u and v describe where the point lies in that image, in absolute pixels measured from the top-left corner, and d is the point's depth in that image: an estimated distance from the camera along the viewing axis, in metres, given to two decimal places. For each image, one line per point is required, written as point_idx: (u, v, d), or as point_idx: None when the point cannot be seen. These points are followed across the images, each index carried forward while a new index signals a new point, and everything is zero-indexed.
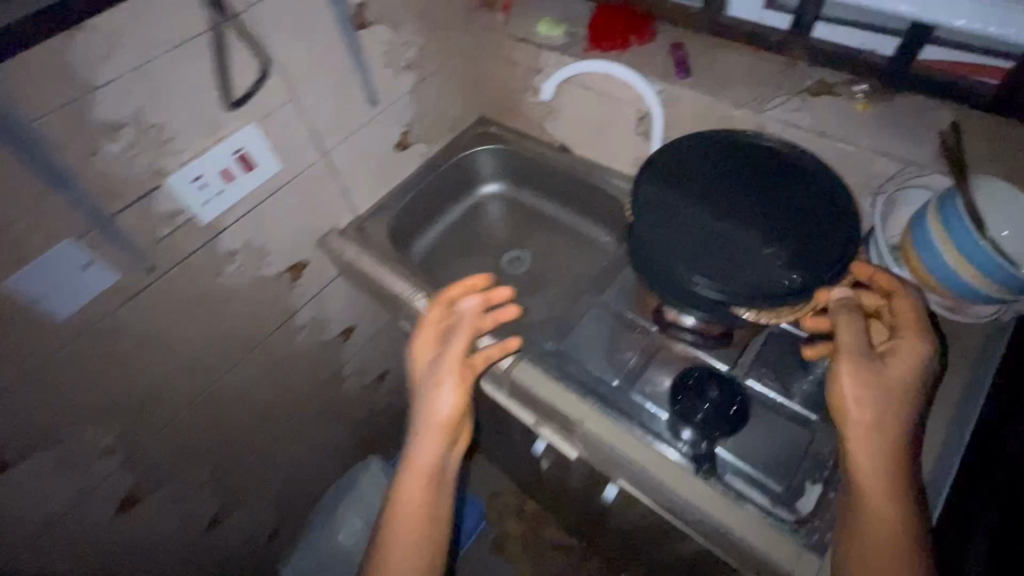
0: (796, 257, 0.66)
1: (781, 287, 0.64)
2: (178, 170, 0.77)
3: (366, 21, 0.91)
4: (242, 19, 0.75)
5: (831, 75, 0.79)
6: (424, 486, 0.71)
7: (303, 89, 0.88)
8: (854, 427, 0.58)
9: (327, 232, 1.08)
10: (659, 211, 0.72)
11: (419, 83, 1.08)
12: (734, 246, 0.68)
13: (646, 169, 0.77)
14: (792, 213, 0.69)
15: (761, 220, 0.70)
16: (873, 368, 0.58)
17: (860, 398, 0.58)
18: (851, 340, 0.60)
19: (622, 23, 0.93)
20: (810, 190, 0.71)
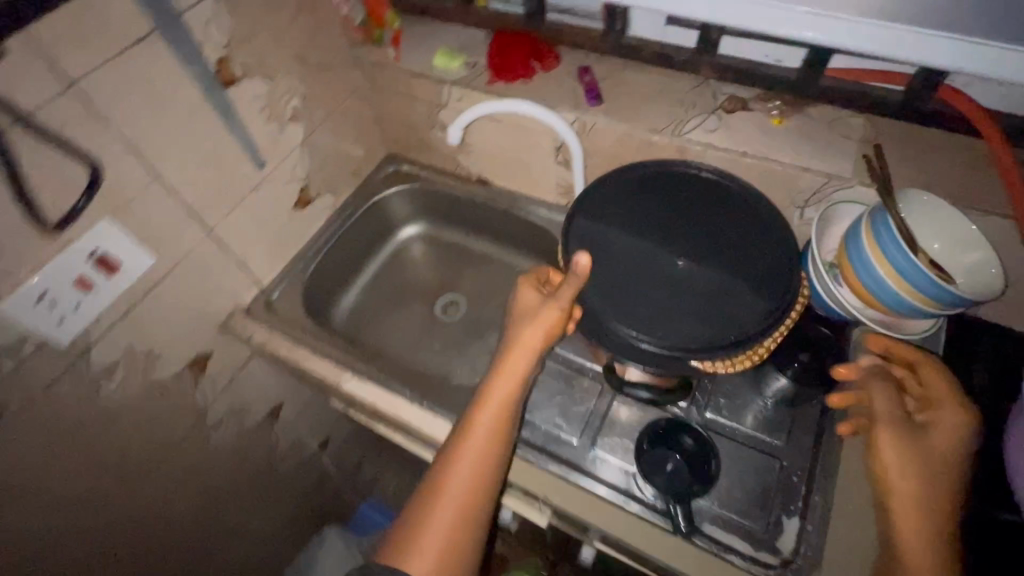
0: (736, 299, 0.63)
1: (725, 334, 0.61)
2: (13, 295, 0.62)
3: (234, 76, 0.78)
4: (67, 100, 0.61)
5: (742, 91, 0.77)
6: (459, 501, 0.63)
7: (167, 165, 0.74)
8: (897, 502, 0.55)
9: (230, 314, 0.95)
10: (596, 255, 0.67)
11: (311, 132, 0.96)
12: (675, 289, 0.64)
13: (577, 209, 0.71)
14: (731, 248, 0.67)
15: (701, 258, 0.66)
16: (912, 440, 0.57)
17: (903, 471, 0.56)
18: (886, 409, 0.59)
19: (525, 50, 0.87)
20: (746, 220, 0.69)
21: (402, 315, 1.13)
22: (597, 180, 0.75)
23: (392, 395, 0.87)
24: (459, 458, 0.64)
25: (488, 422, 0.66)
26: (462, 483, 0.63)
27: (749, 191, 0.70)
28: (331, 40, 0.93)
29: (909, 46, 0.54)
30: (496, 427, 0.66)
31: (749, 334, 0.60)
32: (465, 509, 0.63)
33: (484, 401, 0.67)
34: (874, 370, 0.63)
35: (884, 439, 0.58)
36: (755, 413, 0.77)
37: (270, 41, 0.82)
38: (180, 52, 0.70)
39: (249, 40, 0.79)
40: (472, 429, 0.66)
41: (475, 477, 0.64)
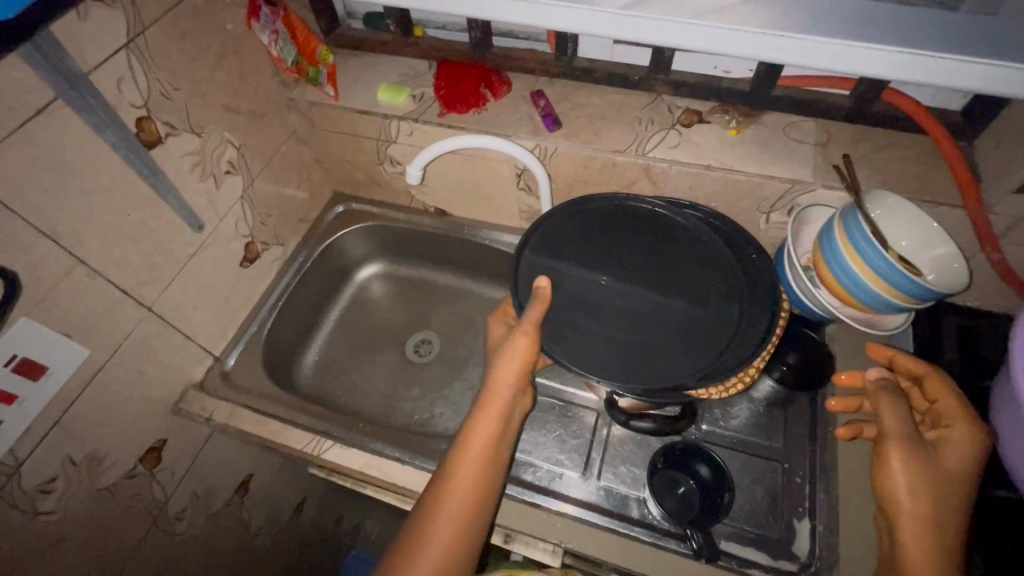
0: (698, 330, 0.65)
1: (688, 367, 0.62)
2: None
3: (158, 134, 0.70)
4: None
5: (697, 104, 0.78)
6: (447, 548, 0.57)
7: (91, 244, 0.65)
8: (906, 517, 0.56)
9: (182, 393, 0.85)
10: (560, 299, 0.68)
11: (250, 182, 0.89)
12: (641, 328, 0.66)
13: (535, 250, 0.71)
14: (687, 279, 0.69)
15: (660, 292, 0.68)
16: (923, 458, 0.57)
17: (916, 489, 0.56)
18: (898, 424, 0.60)
19: (472, 79, 0.84)
20: (698, 248, 0.71)
21: (372, 363, 1.06)
22: (552, 211, 0.74)
23: (378, 458, 0.81)
24: (459, 465, 0.61)
25: (487, 425, 0.62)
26: (462, 494, 0.59)
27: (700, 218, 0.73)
28: (262, 83, 0.86)
29: (863, 60, 0.54)
30: (497, 430, 0.62)
31: (715, 364, 0.62)
32: (465, 520, 0.59)
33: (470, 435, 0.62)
34: (882, 383, 0.64)
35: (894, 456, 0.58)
36: (750, 418, 0.78)
37: (194, 92, 0.74)
38: (94, 116, 0.62)
39: (171, 93, 0.71)
40: (472, 435, 0.62)
41: (475, 486, 0.60)
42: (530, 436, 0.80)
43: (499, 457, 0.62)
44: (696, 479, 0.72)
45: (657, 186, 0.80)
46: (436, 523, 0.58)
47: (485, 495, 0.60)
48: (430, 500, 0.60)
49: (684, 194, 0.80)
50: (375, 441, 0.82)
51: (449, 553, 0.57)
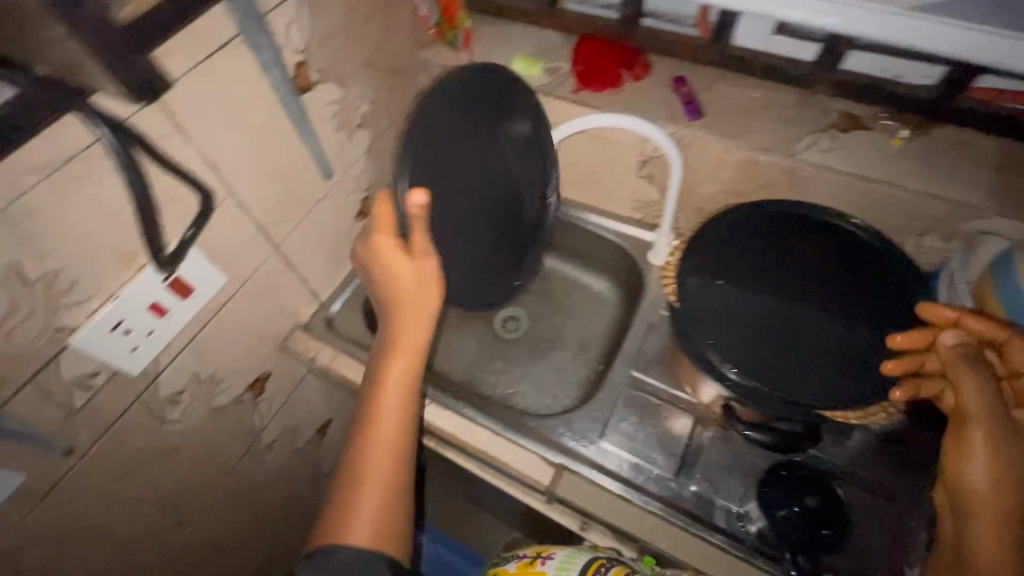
0: (846, 354, 0.61)
1: (833, 389, 0.59)
2: (86, 325, 0.57)
3: (311, 80, 0.72)
4: (152, 111, 0.55)
5: (856, 107, 0.72)
6: (385, 468, 0.63)
7: (243, 179, 0.68)
8: (983, 513, 0.51)
9: (289, 332, 0.89)
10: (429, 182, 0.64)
11: (375, 139, 0.90)
12: (474, 224, 0.73)
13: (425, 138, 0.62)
14: (849, 298, 0.63)
15: (814, 304, 0.64)
16: (1012, 447, 0.51)
17: (997, 480, 0.51)
18: (981, 406, 0.52)
19: (613, 57, 0.82)
20: (868, 274, 0.64)
21: (460, 330, 1.05)
22: (438, 94, 0.63)
23: (472, 425, 0.80)
24: (379, 406, 0.65)
25: (402, 366, 0.66)
26: (387, 433, 0.64)
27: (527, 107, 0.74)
28: (402, 41, 0.87)
29: None
30: (409, 368, 0.66)
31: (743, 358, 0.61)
32: (394, 455, 0.64)
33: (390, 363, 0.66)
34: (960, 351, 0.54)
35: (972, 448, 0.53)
36: (862, 449, 0.73)
37: (345, 43, 0.76)
38: (263, 56, 0.64)
39: (327, 42, 0.73)
40: (386, 377, 0.66)
41: (396, 420, 0.65)
42: (622, 429, 0.80)
43: (414, 396, 0.67)
44: (800, 505, 0.66)
45: (796, 191, 0.75)
46: (367, 461, 0.63)
47: (406, 427, 0.66)
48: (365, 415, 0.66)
49: (825, 203, 0.75)
50: (468, 409, 0.81)
51: (384, 484, 0.63)
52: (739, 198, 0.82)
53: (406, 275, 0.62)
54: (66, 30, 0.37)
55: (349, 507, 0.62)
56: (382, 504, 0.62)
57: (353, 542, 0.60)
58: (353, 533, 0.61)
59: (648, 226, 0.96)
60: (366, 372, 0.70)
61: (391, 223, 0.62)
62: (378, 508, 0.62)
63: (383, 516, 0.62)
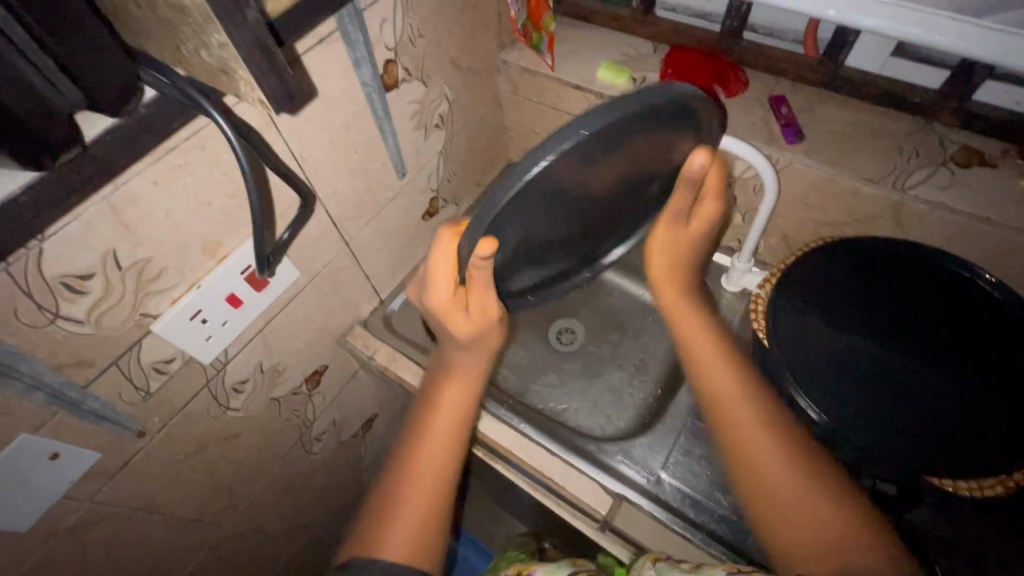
0: (959, 414, 0.55)
1: (937, 447, 0.54)
2: (168, 312, 0.57)
3: (397, 79, 0.71)
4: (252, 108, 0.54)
5: (978, 142, 0.66)
6: (432, 490, 0.61)
7: (323, 175, 0.68)
8: (682, 314, 0.63)
9: (349, 327, 0.89)
10: (519, 215, 0.47)
11: (449, 139, 0.89)
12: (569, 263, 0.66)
13: (544, 179, 0.43)
14: (971, 358, 0.57)
15: (922, 356, 0.59)
16: (678, 238, 0.59)
17: (675, 268, 0.62)
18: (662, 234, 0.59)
19: (709, 69, 0.77)
20: (994, 331, 0.59)
21: (515, 338, 1.03)
22: (609, 114, 0.41)
23: (524, 439, 0.78)
24: (430, 428, 0.64)
25: (456, 392, 0.66)
26: (433, 458, 0.62)
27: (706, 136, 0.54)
28: (486, 42, 0.85)
29: None
30: (463, 391, 0.66)
31: (841, 403, 0.58)
32: (439, 478, 0.62)
33: (443, 392, 0.66)
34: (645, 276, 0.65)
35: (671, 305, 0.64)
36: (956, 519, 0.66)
37: (433, 42, 0.74)
38: (357, 53, 0.63)
39: (416, 40, 0.71)
40: (438, 401, 0.65)
41: (449, 441, 0.64)
42: (684, 463, 0.77)
43: (467, 425, 0.66)
44: None
45: (900, 227, 0.70)
46: (409, 481, 0.61)
47: (456, 451, 0.64)
48: (411, 438, 0.65)
49: (933, 242, 0.69)
50: (522, 424, 0.78)
51: (425, 506, 0.61)
52: (832, 229, 0.76)
53: (465, 330, 0.58)
54: (228, 40, 0.33)
55: (389, 523, 0.59)
56: (421, 529, 0.60)
57: (390, 558, 0.57)
58: (390, 549, 0.58)
59: (723, 249, 0.92)
60: (417, 393, 0.70)
61: (451, 282, 0.54)
62: (415, 532, 0.59)
63: (423, 542, 0.59)
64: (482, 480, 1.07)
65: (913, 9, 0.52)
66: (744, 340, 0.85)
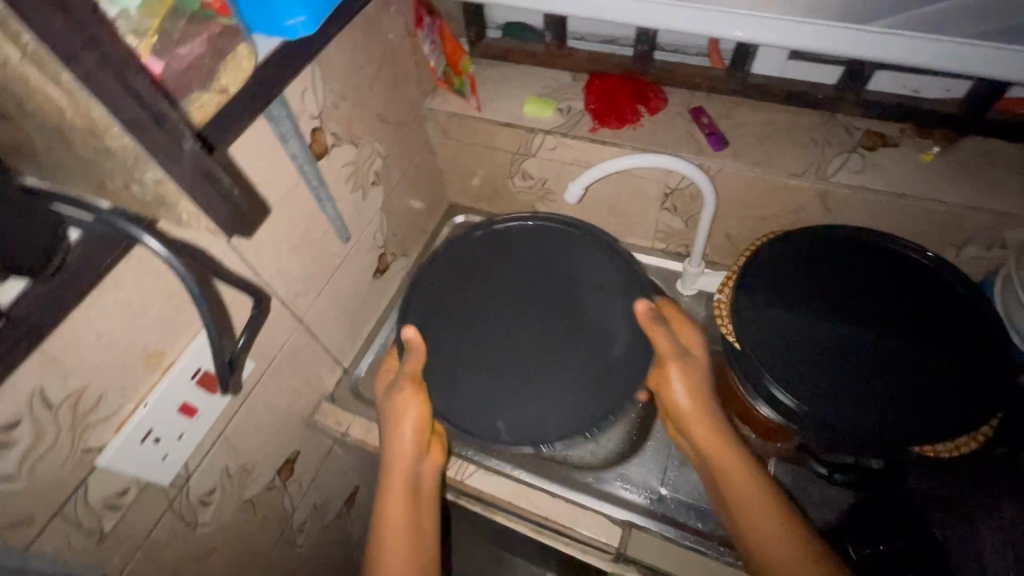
0: (923, 378, 0.59)
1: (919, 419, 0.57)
2: (114, 441, 0.51)
3: (326, 145, 0.69)
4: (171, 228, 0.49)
5: (878, 125, 0.73)
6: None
7: (266, 258, 0.64)
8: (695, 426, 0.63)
9: (316, 405, 0.84)
10: (432, 317, 0.73)
11: (388, 194, 0.87)
12: (587, 395, 0.67)
13: (421, 287, 0.74)
14: (922, 328, 0.62)
15: (877, 330, 0.63)
16: (691, 367, 0.65)
17: (691, 395, 0.63)
18: (684, 370, 0.64)
19: (630, 91, 0.80)
20: (939, 302, 0.64)
21: None
22: (459, 233, 0.78)
23: (523, 487, 0.76)
24: (382, 516, 0.63)
25: (398, 475, 0.65)
26: (395, 544, 0.62)
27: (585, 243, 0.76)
28: (410, 93, 0.84)
29: None
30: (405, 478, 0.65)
31: (818, 389, 0.60)
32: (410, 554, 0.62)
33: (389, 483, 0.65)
34: (650, 313, 0.66)
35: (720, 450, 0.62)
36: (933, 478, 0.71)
37: (358, 103, 0.73)
38: (282, 127, 0.60)
39: (340, 104, 0.70)
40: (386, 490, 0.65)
41: (404, 526, 0.63)
42: (682, 477, 0.78)
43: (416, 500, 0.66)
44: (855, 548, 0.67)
45: (829, 213, 0.75)
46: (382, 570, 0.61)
47: (418, 532, 0.64)
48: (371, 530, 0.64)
49: (862, 222, 0.74)
50: (519, 472, 0.76)
51: None
52: (770, 222, 0.81)
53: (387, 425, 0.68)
54: None
55: None
56: None
57: None
58: None
59: (672, 256, 0.94)
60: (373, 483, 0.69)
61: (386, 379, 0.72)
62: None
63: None
64: (480, 531, 1.03)
65: (874, 32, 0.54)
66: (711, 340, 0.88)
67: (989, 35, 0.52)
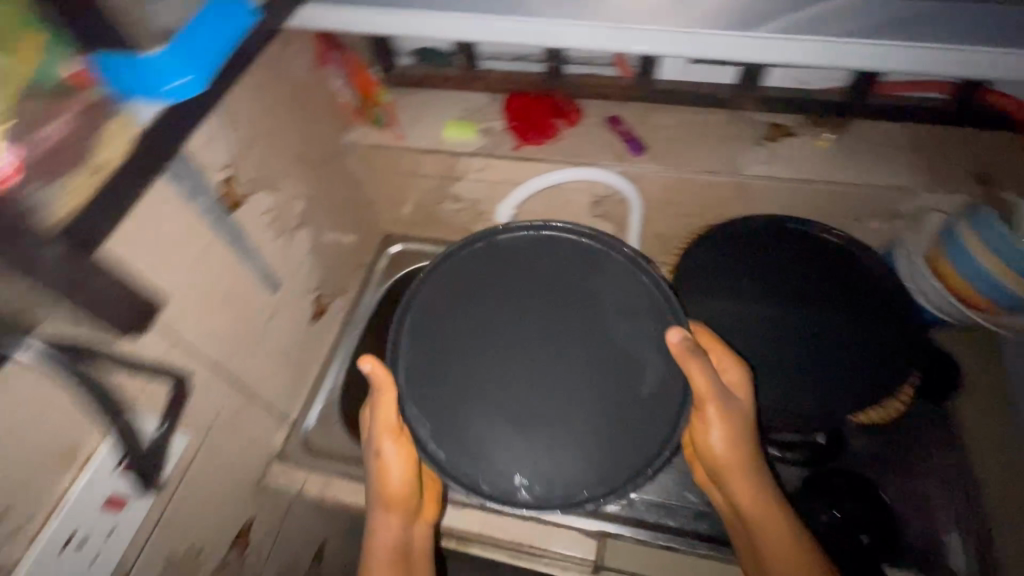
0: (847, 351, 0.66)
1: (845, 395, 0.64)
2: (28, 555, 0.46)
3: (239, 196, 0.65)
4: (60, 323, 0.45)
5: (780, 117, 0.77)
6: None
7: (186, 324, 0.60)
8: (734, 472, 0.61)
9: (265, 467, 0.79)
10: (425, 356, 0.64)
11: (316, 235, 0.84)
12: (622, 448, 0.60)
13: (409, 318, 0.64)
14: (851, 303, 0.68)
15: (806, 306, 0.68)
16: (733, 410, 0.61)
17: (729, 441, 0.61)
18: (725, 414, 0.60)
19: (546, 107, 0.82)
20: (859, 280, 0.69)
21: None
22: (455, 246, 0.65)
23: (493, 515, 0.74)
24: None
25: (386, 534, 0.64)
26: None
27: (592, 255, 0.65)
28: (325, 130, 0.82)
29: (998, 64, 0.53)
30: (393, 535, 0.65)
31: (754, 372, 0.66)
32: None
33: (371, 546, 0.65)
34: (686, 344, 0.57)
35: (733, 475, 0.62)
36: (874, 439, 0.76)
37: (269, 147, 0.70)
38: (185, 184, 0.56)
39: (249, 151, 0.66)
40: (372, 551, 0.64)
41: None
42: None
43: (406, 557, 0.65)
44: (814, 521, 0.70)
45: (748, 203, 0.79)
46: None
47: None
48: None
49: (776, 208, 0.79)
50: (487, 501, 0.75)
51: None
52: (696, 218, 0.84)
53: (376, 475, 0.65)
54: None
55: None
56: None
57: None
58: None
59: None
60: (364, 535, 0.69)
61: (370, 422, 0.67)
62: None
63: None
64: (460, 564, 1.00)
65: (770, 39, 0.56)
66: None
67: (871, 32, 0.55)
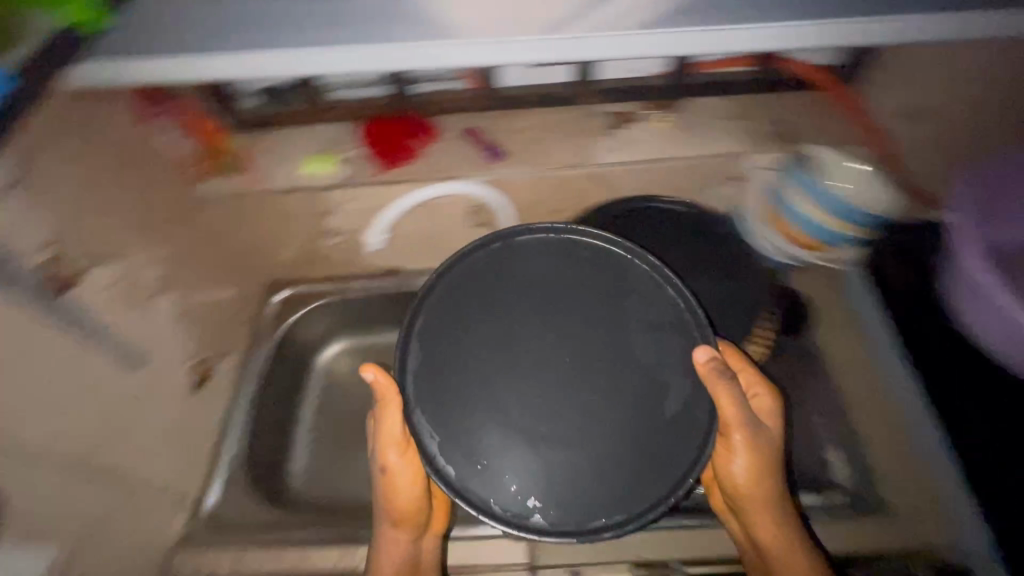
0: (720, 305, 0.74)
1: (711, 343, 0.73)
2: None
3: (73, 271, 0.60)
4: None
5: (624, 105, 0.82)
6: None
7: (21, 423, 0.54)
8: (754, 501, 0.65)
9: (165, 557, 0.72)
10: (441, 373, 0.64)
11: (184, 298, 0.79)
12: (645, 474, 0.61)
13: (423, 331, 0.65)
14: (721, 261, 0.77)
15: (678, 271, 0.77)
16: (763, 443, 0.65)
17: (753, 473, 0.65)
18: (754, 442, 0.64)
19: (401, 129, 0.83)
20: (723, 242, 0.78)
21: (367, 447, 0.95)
22: (471, 246, 0.67)
23: None
24: None
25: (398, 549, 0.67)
26: None
27: (619, 268, 0.66)
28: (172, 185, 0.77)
29: (770, 38, 0.56)
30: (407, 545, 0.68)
31: None
32: None
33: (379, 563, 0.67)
34: (713, 364, 0.60)
35: (756, 509, 0.65)
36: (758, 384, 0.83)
37: (102, 213, 0.65)
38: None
39: (77, 221, 0.61)
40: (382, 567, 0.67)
41: None
42: None
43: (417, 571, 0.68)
44: None
45: (611, 190, 0.84)
46: None
47: None
48: None
49: (637, 189, 0.84)
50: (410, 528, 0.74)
51: None
52: (571, 212, 0.87)
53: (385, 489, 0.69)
54: None
55: None
56: None
57: None
58: None
59: None
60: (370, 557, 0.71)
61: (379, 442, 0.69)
62: None
63: None
64: None
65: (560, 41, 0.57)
66: None
67: (673, 17, 0.56)
